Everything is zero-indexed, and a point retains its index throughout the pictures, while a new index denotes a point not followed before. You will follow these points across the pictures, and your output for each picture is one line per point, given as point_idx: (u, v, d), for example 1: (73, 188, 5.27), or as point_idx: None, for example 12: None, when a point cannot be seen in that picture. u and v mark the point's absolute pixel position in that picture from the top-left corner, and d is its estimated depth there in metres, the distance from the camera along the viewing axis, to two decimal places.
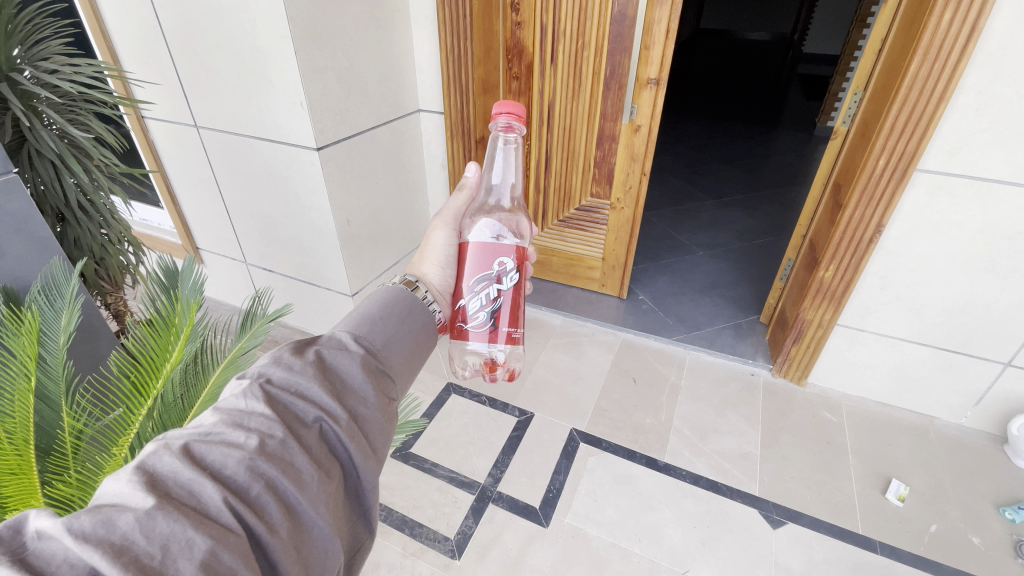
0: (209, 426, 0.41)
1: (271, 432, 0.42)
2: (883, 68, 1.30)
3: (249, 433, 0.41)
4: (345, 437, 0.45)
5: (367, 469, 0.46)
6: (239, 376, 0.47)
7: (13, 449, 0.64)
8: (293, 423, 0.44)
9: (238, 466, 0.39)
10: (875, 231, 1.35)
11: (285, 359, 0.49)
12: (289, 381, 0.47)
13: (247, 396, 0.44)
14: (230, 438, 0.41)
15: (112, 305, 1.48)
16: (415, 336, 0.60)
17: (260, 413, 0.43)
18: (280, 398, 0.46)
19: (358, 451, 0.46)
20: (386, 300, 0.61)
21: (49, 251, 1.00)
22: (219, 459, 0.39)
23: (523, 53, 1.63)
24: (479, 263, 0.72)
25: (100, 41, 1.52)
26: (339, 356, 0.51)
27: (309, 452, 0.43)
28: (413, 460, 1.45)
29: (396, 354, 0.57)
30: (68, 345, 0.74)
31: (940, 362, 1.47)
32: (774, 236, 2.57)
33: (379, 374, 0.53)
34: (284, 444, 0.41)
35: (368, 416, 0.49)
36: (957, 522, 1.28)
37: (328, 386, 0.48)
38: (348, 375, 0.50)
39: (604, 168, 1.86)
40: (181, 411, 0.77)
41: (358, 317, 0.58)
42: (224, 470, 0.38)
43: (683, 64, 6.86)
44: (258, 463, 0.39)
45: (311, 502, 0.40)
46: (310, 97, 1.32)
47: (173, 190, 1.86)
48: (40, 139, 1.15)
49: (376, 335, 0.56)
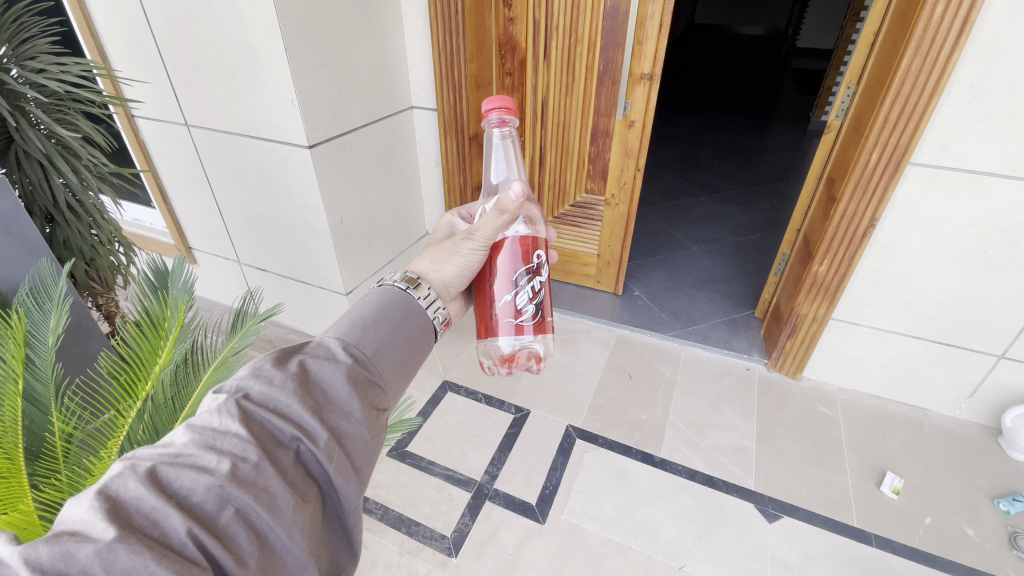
0: (180, 446, 0.40)
1: (245, 455, 0.40)
2: (876, 60, 1.30)
3: (221, 456, 0.39)
4: (324, 458, 0.43)
5: (348, 489, 0.44)
6: (216, 389, 0.45)
7: (1, 453, 0.63)
8: (269, 443, 0.42)
9: (207, 493, 0.37)
10: (869, 224, 1.36)
11: (265, 371, 0.47)
12: (268, 397, 0.45)
13: (222, 413, 0.42)
14: (201, 461, 0.39)
15: (104, 306, 1.47)
16: (407, 343, 0.58)
17: (234, 433, 0.41)
18: (257, 415, 0.44)
19: (338, 472, 0.44)
20: (378, 306, 0.59)
21: (37, 252, 0.99)
22: (187, 484, 0.37)
23: (516, 49, 1.63)
24: (521, 257, 0.72)
25: (89, 40, 1.51)
26: (323, 368, 0.49)
27: (285, 475, 0.41)
28: (409, 458, 1.45)
29: (386, 363, 0.55)
30: (57, 347, 0.73)
31: (934, 355, 1.48)
32: (769, 230, 2.57)
33: (366, 386, 0.51)
34: (258, 468, 0.40)
35: (351, 432, 0.47)
36: (951, 514, 1.29)
37: (310, 402, 0.46)
38: (332, 388, 0.48)
39: (598, 164, 1.85)
40: (172, 412, 0.77)
41: (348, 323, 0.55)
42: (192, 497, 0.37)
43: (678, 59, 6.86)
44: (227, 490, 0.38)
45: (285, 530, 0.39)
46: (301, 95, 1.31)
47: (164, 190, 1.85)
48: (27, 139, 1.14)
49: (366, 343, 0.54)
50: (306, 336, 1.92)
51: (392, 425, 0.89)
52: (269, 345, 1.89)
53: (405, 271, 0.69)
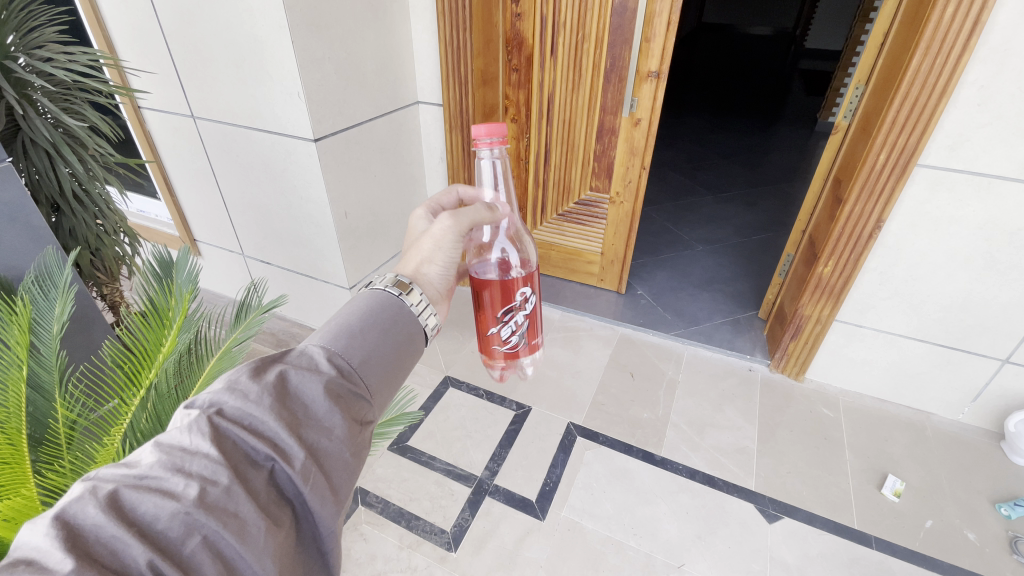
0: (147, 467, 0.38)
1: (214, 478, 0.38)
2: (885, 61, 1.29)
3: (189, 480, 0.38)
4: (299, 479, 0.42)
5: (323, 510, 0.43)
6: (189, 404, 0.43)
7: (4, 440, 0.64)
8: (242, 464, 0.41)
9: (171, 521, 0.36)
10: (875, 226, 1.35)
11: (241, 384, 0.45)
12: (242, 413, 0.43)
13: (194, 431, 0.41)
14: (168, 485, 0.38)
15: (108, 296, 1.48)
16: (394, 350, 0.56)
17: (204, 454, 0.39)
18: (230, 433, 0.42)
19: (315, 493, 0.42)
20: (364, 311, 0.56)
21: (43, 241, 1.00)
22: (151, 511, 0.36)
23: (523, 45, 1.64)
24: (503, 299, 0.73)
25: (97, 31, 1.51)
26: (304, 381, 0.47)
27: (257, 498, 0.40)
28: (410, 453, 1.45)
29: (370, 371, 0.53)
30: (61, 335, 0.74)
31: (938, 359, 1.47)
32: (773, 231, 2.57)
33: (349, 399, 0.49)
34: (228, 492, 0.38)
35: (328, 450, 0.45)
36: (952, 518, 1.29)
37: (287, 418, 0.44)
38: (311, 403, 0.46)
39: (604, 160, 1.85)
40: (176, 402, 0.77)
41: (332, 330, 0.53)
42: (156, 524, 0.36)
43: (684, 58, 6.83)
44: (194, 519, 0.36)
45: (254, 557, 0.37)
46: (307, 88, 1.31)
47: (170, 181, 1.85)
48: (34, 128, 1.15)
49: (352, 351, 0.53)
50: (309, 329, 1.93)
51: (393, 418, 0.89)
52: (271, 337, 1.89)
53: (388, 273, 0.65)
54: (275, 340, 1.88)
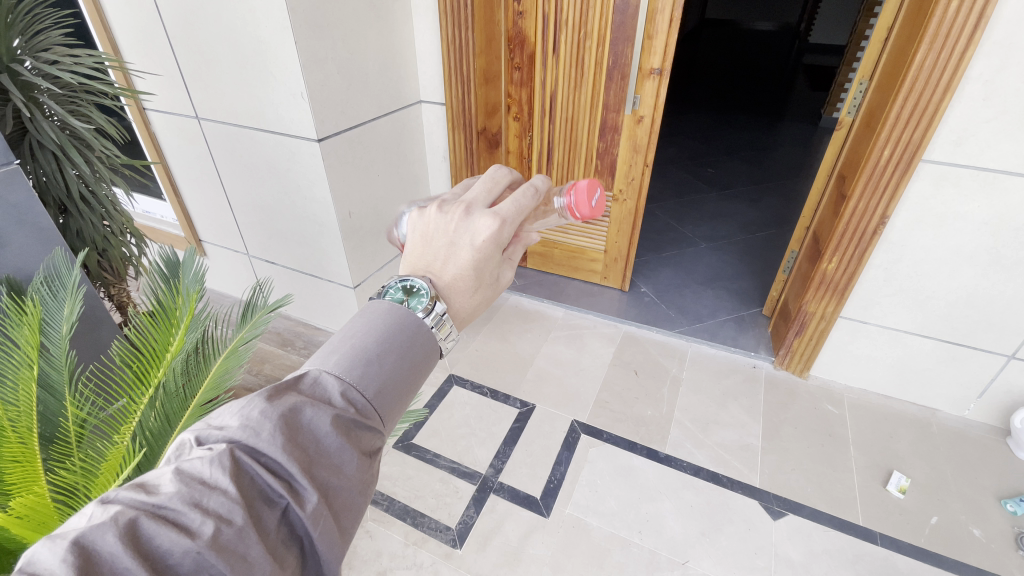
0: (164, 496, 0.33)
1: (229, 516, 0.33)
2: (889, 55, 1.28)
3: (204, 516, 0.32)
4: (311, 524, 0.35)
5: (333, 558, 0.37)
6: (202, 433, 0.37)
7: (16, 439, 0.64)
8: (256, 500, 0.35)
9: (183, 559, 0.31)
10: (879, 222, 1.34)
11: (255, 417, 0.37)
12: (257, 448, 0.37)
13: (211, 461, 0.34)
14: (183, 520, 0.32)
15: (115, 297, 1.49)
16: (421, 375, 0.48)
17: (222, 489, 0.34)
18: (246, 466, 0.36)
19: (324, 539, 0.36)
20: (389, 325, 0.46)
21: (51, 242, 1.01)
22: (165, 545, 0.31)
23: (525, 43, 1.67)
24: None
25: (102, 32, 1.52)
26: (319, 414, 0.39)
27: (268, 541, 0.34)
28: (415, 451, 1.46)
29: (394, 399, 0.45)
30: (70, 335, 0.76)
31: (943, 355, 1.47)
32: (777, 228, 2.56)
33: (368, 431, 0.42)
34: (242, 533, 0.33)
35: (342, 488, 0.39)
36: (957, 514, 1.28)
37: (301, 455, 0.37)
38: (328, 436, 0.39)
39: (606, 159, 1.81)
40: (183, 401, 0.78)
41: (351, 350, 0.44)
42: (168, 560, 0.31)
43: (687, 55, 6.79)
44: (205, 560, 0.31)
45: None
46: (310, 88, 1.31)
47: (174, 181, 1.86)
48: (40, 130, 1.16)
49: (371, 378, 0.43)
50: (314, 328, 1.94)
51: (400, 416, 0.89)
52: (276, 336, 1.90)
53: (401, 275, 0.56)
54: (280, 339, 1.89)
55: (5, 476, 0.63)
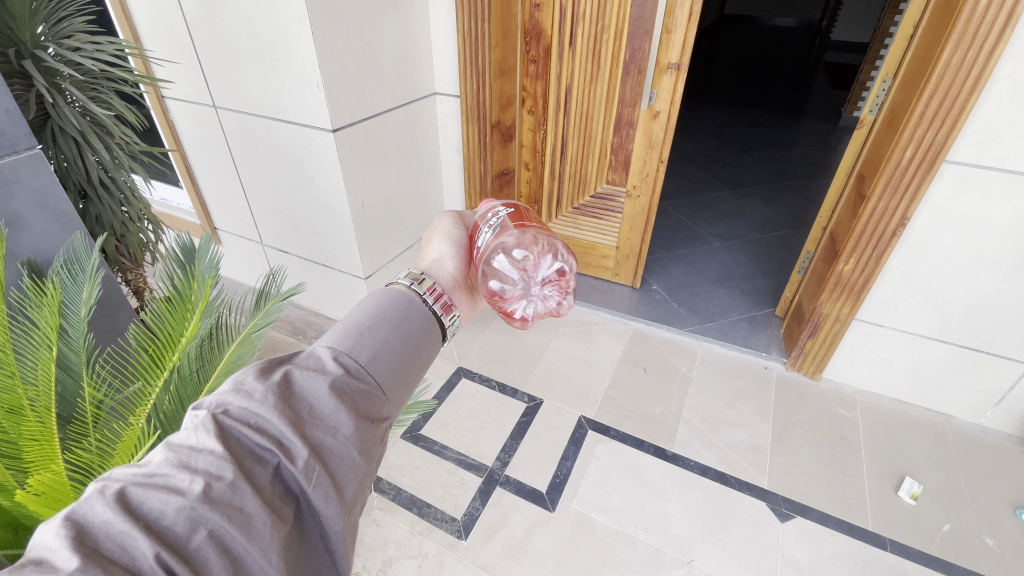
0: (155, 464, 0.34)
1: (220, 473, 0.34)
2: (914, 54, 1.25)
3: (194, 475, 0.33)
4: (304, 477, 0.36)
5: (332, 513, 0.37)
6: (194, 405, 0.39)
7: (36, 417, 0.66)
8: (248, 459, 0.36)
9: (176, 517, 0.32)
10: (899, 223, 1.32)
11: (246, 384, 0.39)
12: (247, 412, 0.38)
13: (198, 427, 0.36)
14: (174, 481, 0.33)
15: (132, 282, 1.51)
16: (419, 346, 0.50)
17: (210, 450, 0.35)
18: (236, 432, 0.37)
19: (319, 493, 0.37)
20: (378, 303, 0.49)
21: (71, 226, 1.03)
22: (157, 506, 0.32)
23: (541, 36, 1.64)
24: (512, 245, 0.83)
25: (123, 20, 1.54)
26: (309, 379, 0.41)
27: (263, 495, 0.35)
28: (422, 442, 1.47)
29: (388, 364, 0.46)
30: (88, 318, 0.77)
31: (961, 360, 1.44)
32: (793, 227, 2.52)
33: (363, 396, 0.43)
34: (233, 487, 0.34)
35: (337, 448, 0.39)
36: (970, 523, 1.26)
37: (292, 416, 0.39)
38: (320, 400, 0.41)
39: (620, 155, 1.83)
40: (197, 385, 0.80)
41: (344, 324, 0.47)
42: (162, 520, 0.32)
43: (705, 50, 6.70)
44: (199, 514, 0.32)
45: (260, 553, 0.33)
46: (327, 78, 1.32)
47: (191, 169, 1.88)
48: (62, 116, 1.17)
49: (364, 346, 0.46)
50: (325, 319, 1.96)
51: (409, 407, 0.89)
52: (288, 325, 1.93)
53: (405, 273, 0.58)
54: (292, 327, 1.91)
55: (23, 453, 0.64)
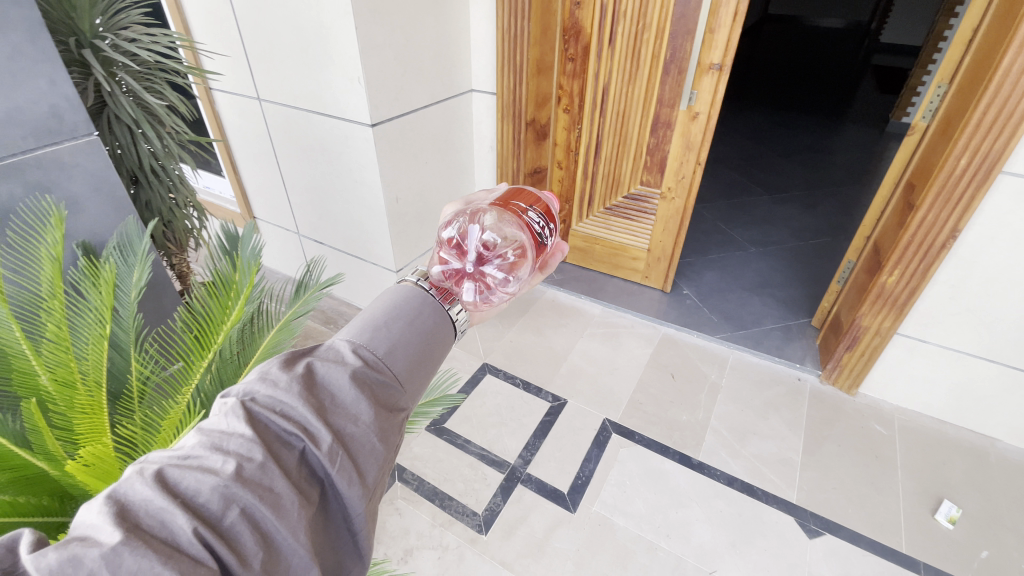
0: (189, 447, 0.36)
1: (249, 454, 0.35)
2: (974, 58, 1.19)
3: (226, 456, 0.35)
4: (328, 461, 0.37)
5: (354, 496, 0.38)
6: (224, 394, 0.40)
7: (88, 392, 0.69)
8: (275, 443, 0.38)
9: (210, 495, 0.33)
10: (949, 235, 1.26)
11: (271, 374, 0.41)
12: (273, 399, 0.39)
13: (227, 413, 0.38)
14: (207, 462, 0.35)
15: (176, 266, 1.57)
16: (433, 341, 0.51)
17: (241, 433, 0.36)
18: (264, 419, 0.39)
19: (342, 477, 0.38)
20: (394, 300, 0.51)
21: (124, 210, 1.08)
22: (192, 484, 0.33)
23: (580, 34, 1.61)
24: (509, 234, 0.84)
25: (175, 14, 1.60)
26: (330, 370, 0.42)
27: (291, 477, 0.36)
28: (447, 435, 1.48)
29: (405, 357, 0.47)
30: (138, 299, 0.80)
31: (1009, 382, 1.37)
32: (833, 236, 2.44)
33: (382, 387, 0.44)
34: (263, 468, 0.35)
35: (359, 435, 0.40)
36: (1014, 553, 1.20)
37: (315, 404, 0.40)
38: (341, 389, 0.42)
39: (656, 156, 1.81)
40: (236, 368, 0.82)
41: (361, 320, 0.48)
42: (197, 498, 0.33)
43: (746, 51, 6.53)
44: (231, 492, 0.33)
45: (289, 531, 0.34)
46: (368, 73, 1.34)
47: (234, 159, 1.95)
48: (117, 104, 1.22)
49: (380, 340, 0.47)
50: (356, 309, 2.00)
51: (437, 400, 0.90)
52: (321, 314, 1.97)
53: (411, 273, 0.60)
54: (324, 316, 1.96)
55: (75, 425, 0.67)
